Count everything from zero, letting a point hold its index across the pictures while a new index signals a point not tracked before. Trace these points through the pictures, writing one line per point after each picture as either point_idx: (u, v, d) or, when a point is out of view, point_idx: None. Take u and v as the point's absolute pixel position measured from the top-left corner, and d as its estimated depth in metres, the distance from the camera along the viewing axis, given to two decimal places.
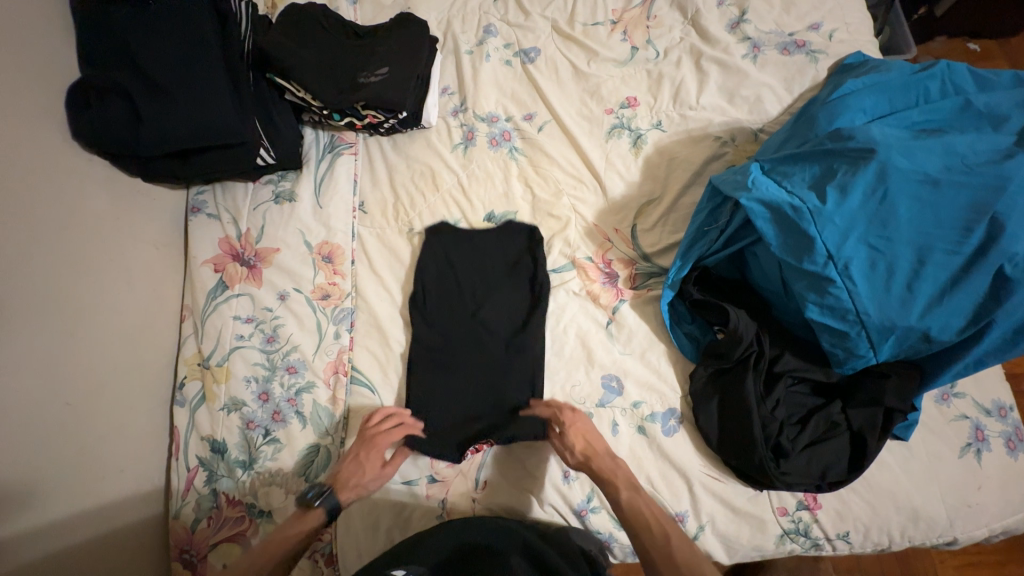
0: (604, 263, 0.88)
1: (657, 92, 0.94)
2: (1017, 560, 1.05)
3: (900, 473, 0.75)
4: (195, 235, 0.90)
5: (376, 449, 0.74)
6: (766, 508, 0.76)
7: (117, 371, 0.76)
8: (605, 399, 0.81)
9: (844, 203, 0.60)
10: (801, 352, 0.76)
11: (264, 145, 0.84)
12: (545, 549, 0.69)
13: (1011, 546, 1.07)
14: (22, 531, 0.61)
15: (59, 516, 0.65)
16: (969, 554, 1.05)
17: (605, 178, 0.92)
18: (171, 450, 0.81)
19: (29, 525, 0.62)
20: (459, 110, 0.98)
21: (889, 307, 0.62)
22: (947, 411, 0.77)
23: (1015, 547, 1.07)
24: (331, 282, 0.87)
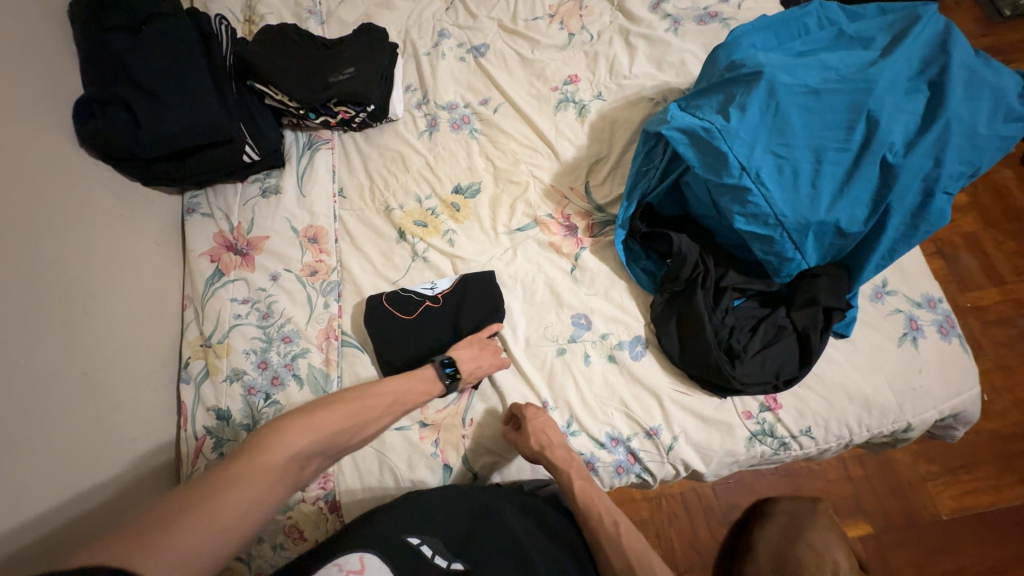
0: (563, 218, 0.98)
1: (595, 68, 1.07)
2: (982, 477, 1.26)
3: (847, 367, 0.82)
4: (192, 231, 0.99)
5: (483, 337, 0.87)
6: (732, 413, 0.82)
7: (126, 347, 0.84)
8: (576, 334, 0.88)
9: (744, 118, 0.71)
10: (744, 270, 0.84)
11: (249, 143, 0.95)
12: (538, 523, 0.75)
13: (975, 468, 1.27)
14: (56, 482, 0.68)
15: (87, 468, 0.72)
16: (943, 475, 1.26)
17: (557, 144, 1.02)
18: (180, 422, 0.87)
19: (62, 479, 0.68)
20: (422, 102, 1.09)
21: (801, 205, 0.71)
22: (882, 307, 0.85)
23: (975, 466, 1.27)
24: (318, 259, 0.96)
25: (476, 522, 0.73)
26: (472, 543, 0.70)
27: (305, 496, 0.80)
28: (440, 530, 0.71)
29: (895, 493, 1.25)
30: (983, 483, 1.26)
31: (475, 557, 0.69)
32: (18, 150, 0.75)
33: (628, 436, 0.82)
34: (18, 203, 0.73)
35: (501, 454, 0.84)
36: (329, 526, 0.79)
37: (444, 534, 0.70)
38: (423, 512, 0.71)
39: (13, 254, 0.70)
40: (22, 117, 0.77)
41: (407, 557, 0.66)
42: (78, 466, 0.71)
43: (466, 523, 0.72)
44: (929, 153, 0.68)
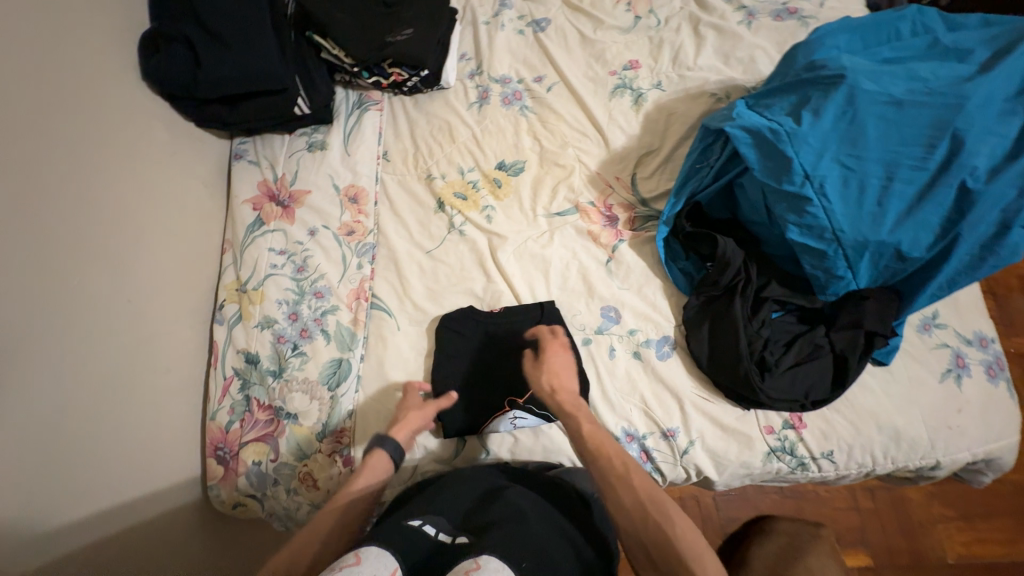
0: (605, 207, 0.96)
1: (658, 55, 1.03)
2: (997, 529, 1.22)
3: (882, 396, 0.79)
4: (238, 177, 1.01)
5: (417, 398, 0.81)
6: (754, 426, 0.81)
7: (168, 281, 0.87)
8: (604, 326, 0.88)
9: (817, 123, 0.68)
10: (787, 283, 0.81)
11: (301, 95, 0.96)
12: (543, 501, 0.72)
13: (992, 518, 1.23)
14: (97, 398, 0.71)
15: (127, 390, 0.76)
16: (956, 521, 1.22)
17: (608, 131, 1.00)
18: (211, 360, 0.90)
19: (103, 396, 0.72)
20: (475, 73, 1.07)
21: (862, 223, 0.68)
22: (929, 339, 0.81)
23: (992, 516, 1.23)
24: (356, 220, 0.97)
25: (481, 501, 0.69)
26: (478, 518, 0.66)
27: (322, 446, 0.82)
28: (443, 505, 0.68)
29: (902, 531, 1.22)
30: (999, 536, 1.21)
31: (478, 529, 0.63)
32: (80, 77, 0.76)
33: (644, 434, 0.82)
34: (80, 127, 0.75)
35: (512, 433, 0.83)
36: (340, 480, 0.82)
37: (448, 512, 0.67)
38: (420, 506, 0.68)
39: (72, 177, 0.72)
40: (88, 45, 0.78)
41: (410, 540, 0.60)
42: (119, 386, 0.75)
43: (471, 501, 0.69)
44: (1013, 183, 0.64)
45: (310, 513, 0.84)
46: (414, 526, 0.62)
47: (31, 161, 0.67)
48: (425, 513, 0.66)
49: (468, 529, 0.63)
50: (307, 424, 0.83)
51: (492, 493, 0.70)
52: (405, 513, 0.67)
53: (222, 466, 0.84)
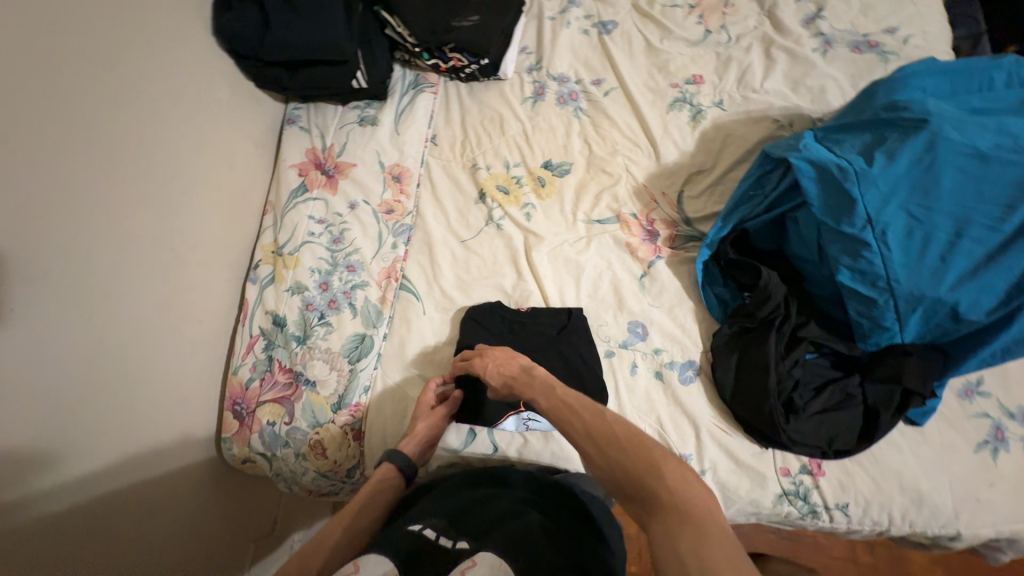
0: (647, 221, 0.94)
1: (724, 73, 1.00)
2: None
3: (909, 456, 0.76)
4: (288, 142, 1.02)
5: (428, 408, 0.81)
6: (769, 466, 0.79)
7: (211, 234, 0.89)
8: (629, 341, 0.86)
9: (889, 167, 0.65)
10: (827, 325, 0.79)
11: (361, 69, 0.96)
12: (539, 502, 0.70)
13: None
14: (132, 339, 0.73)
15: (160, 335, 0.78)
16: None
17: (661, 145, 0.97)
18: (240, 317, 0.92)
19: (137, 338, 0.74)
20: (534, 68, 1.06)
21: (920, 277, 0.65)
22: (969, 407, 0.78)
23: None
24: (396, 199, 0.97)
25: (474, 502, 0.69)
26: (471, 517, 0.65)
27: (336, 417, 0.84)
28: (435, 508, 0.68)
29: None
30: None
31: (473, 529, 0.62)
32: (152, 26, 0.78)
33: None
34: (144, 76, 0.77)
35: (522, 433, 0.83)
36: (348, 452, 0.84)
37: (441, 512, 0.67)
38: (415, 513, 0.67)
39: (133, 122, 0.74)
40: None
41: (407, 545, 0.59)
42: (153, 330, 0.77)
43: (463, 502, 0.69)
44: None
45: (314, 480, 0.86)
46: (411, 530, 0.62)
47: (96, 103, 0.69)
48: (419, 519, 0.65)
49: (466, 526, 0.63)
50: (324, 393, 0.84)
51: (484, 497, 0.70)
52: (404, 518, 0.67)
53: (238, 420, 0.87)
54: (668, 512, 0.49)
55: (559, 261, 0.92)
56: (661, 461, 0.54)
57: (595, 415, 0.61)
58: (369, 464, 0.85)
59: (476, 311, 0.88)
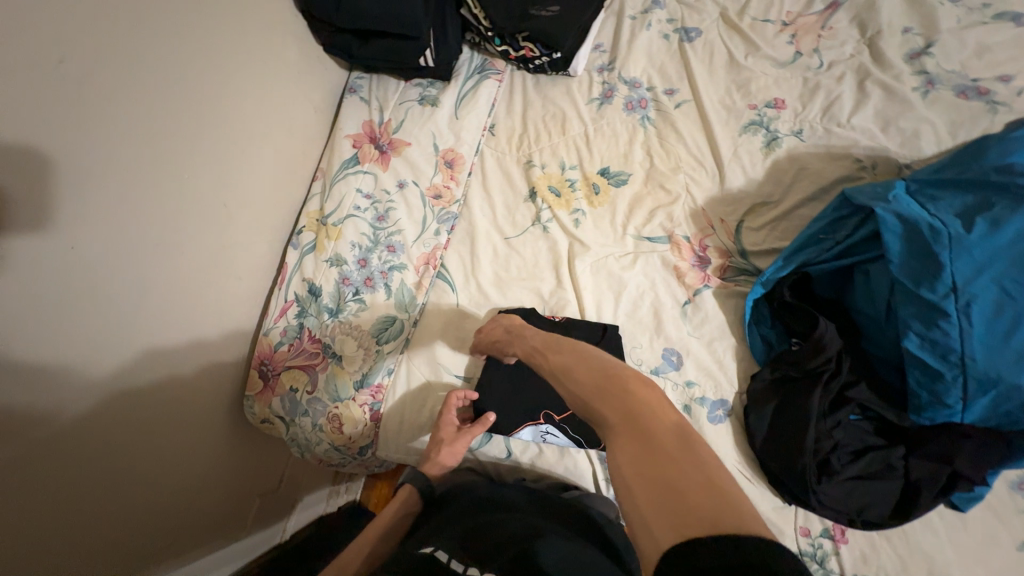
0: (699, 246, 0.90)
1: (808, 101, 0.93)
2: None
3: (943, 540, 0.72)
4: (346, 111, 1.02)
5: (453, 430, 0.80)
6: (789, 523, 0.75)
7: (262, 195, 0.90)
8: (661, 368, 0.83)
9: (990, 237, 0.60)
10: (879, 389, 0.74)
11: (430, 49, 0.95)
12: (550, 524, 0.67)
13: None
14: (175, 289, 0.75)
15: (201, 287, 0.79)
16: None
17: (727, 168, 0.92)
18: (278, 280, 0.93)
19: (180, 289, 0.75)
20: (605, 68, 1.01)
21: (1001, 359, 0.60)
22: (1020, 501, 0.73)
23: None
24: (445, 185, 0.95)
25: (483, 524, 0.66)
26: (482, 540, 0.62)
27: (357, 395, 0.85)
28: (444, 532, 0.65)
29: None
30: None
31: (483, 552, 0.59)
32: None
33: None
34: (217, 28, 0.77)
35: (538, 444, 0.83)
36: (364, 431, 0.85)
37: (449, 535, 0.64)
38: (424, 539, 0.64)
39: (202, 74, 0.74)
40: None
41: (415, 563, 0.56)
42: (196, 283, 0.78)
43: (471, 526, 0.66)
44: None
45: (327, 451, 0.87)
46: (422, 552, 0.58)
47: (169, 51, 0.69)
48: (428, 542, 0.63)
49: (471, 545, 0.61)
50: (348, 368, 0.85)
51: (494, 520, 0.67)
52: (413, 544, 0.63)
53: (263, 381, 0.89)
54: (617, 428, 0.45)
55: (600, 273, 0.90)
56: (629, 380, 0.49)
57: (557, 350, 0.61)
58: (383, 446, 0.88)
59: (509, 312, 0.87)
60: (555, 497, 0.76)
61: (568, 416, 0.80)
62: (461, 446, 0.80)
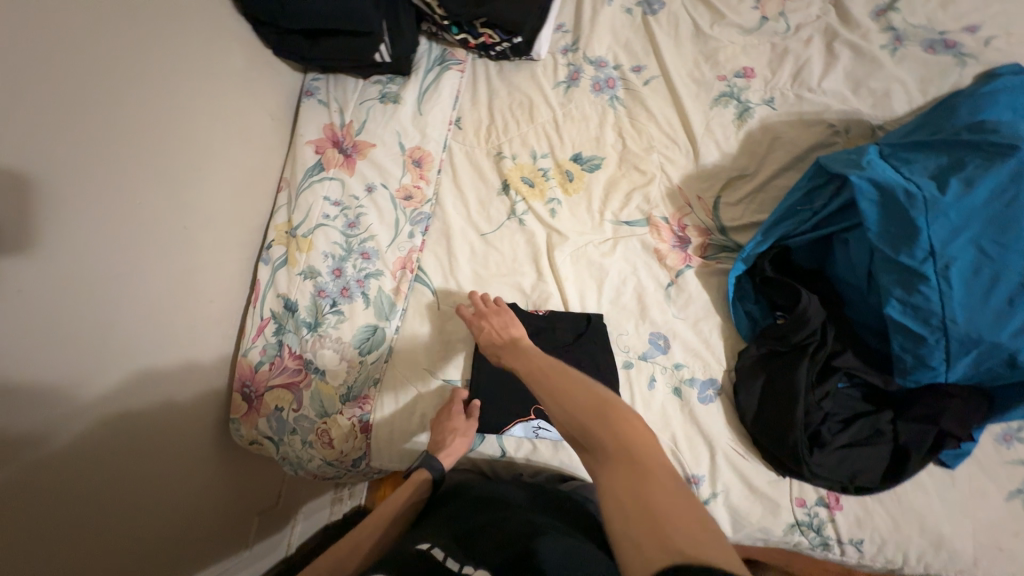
0: (678, 226, 0.88)
1: (778, 67, 0.91)
2: None
3: (934, 498, 0.73)
4: (305, 115, 0.98)
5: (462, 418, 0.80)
6: (784, 494, 0.76)
7: (225, 212, 0.86)
8: (649, 353, 0.83)
9: (963, 197, 0.59)
10: (865, 356, 0.74)
11: (385, 42, 0.89)
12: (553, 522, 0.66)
13: None
14: (140, 321, 0.71)
15: (170, 316, 0.76)
16: None
17: (701, 143, 0.90)
18: (251, 298, 0.90)
19: (146, 320, 0.72)
20: (569, 49, 0.98)
21: (982, 318, 0.61)
22: (1005, 452, 0.74)
23: None
24: (415, 185, 0.92)
25: (484, 521, 0.66)
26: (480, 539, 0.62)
27: (344, 409, 0.83)
28: (444, 530, 0.65)
29: None
30: None
31: (481, 548, 0.60)
32: None
33: None
34: (152, 42, 0.72)
35: (532, 440, 0.81)
36: (355, 443, 0.84)
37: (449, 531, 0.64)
38: (424, 533, 0.65)
39: (141, 92, 0.70)
40: None
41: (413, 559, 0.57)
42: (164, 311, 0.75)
43: (472, 523, 0.66)
44: None
45: (320, 466, 0.86)
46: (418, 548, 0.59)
47: (100, 72, 0.65)
48: (427, 536, 0.63)
49: (466, 539, 0.62)
50: (333, 383, 0.83)
51: (496, 515, 0.67)
52: (414, 538, 0.64)
53: (247, 403, 0.86)
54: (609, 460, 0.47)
55: (580, 262, 0.88)
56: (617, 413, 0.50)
57: (548, 372, 0.60)
58: (375, 456, 0.86)
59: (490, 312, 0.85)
60: (555, 490, 0.76)
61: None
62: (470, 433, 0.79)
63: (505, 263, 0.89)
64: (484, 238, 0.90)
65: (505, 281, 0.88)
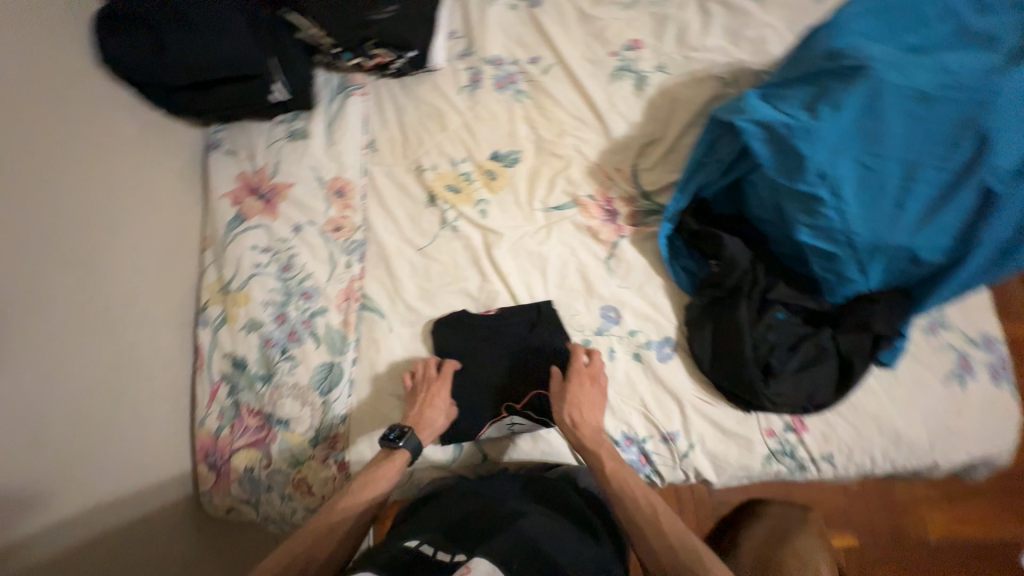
0: (605, 201, 0.91)
1: (661, 34, 0.96)
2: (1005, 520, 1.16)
3: (884, 398, 0.78)
4: (214, 169, 0.95)
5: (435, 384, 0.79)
6: (755, 429, 0.79)
7: (146, 284, 0.82)
8: (603, 327, 0.85)
9: (835, 119, 0.65)
10: (795, 284, 0.79)
11: (278, 81, 0.88)
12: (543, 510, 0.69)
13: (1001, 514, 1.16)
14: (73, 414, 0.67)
15: (107, 402, 0.72)
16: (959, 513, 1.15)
17: (608, 118, 0.94)
18: (196, 365, 0.87)
19: (80, 412, 0.68)
20: (466, 53, 1.00)
21: (880, 224, 0.66)
22: (934, 341, 0.80)
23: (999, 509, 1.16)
24: (342, 215, 0.92)
25: (473, 512, 0.69)
26: (472, 530, 0.66)
27: (315, 453, 0.81)
28: (436, 522, 0.69)
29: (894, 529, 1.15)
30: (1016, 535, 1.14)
31: (472, 538, 0.64)
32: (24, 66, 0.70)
33: (643, 438, 0.80)
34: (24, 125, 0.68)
35: (509, 438, 0.83)
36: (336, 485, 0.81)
37: (440, 523, 0.68)
38: (414, 524, 0.69)
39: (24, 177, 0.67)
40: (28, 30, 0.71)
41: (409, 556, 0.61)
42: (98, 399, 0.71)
43: (463, 513, 0.70)
44: None
45: (305, 518, 0.83)
46: (408, 546, 0.63)
47: None
48: (418, 530, 0.67)
49: (454, 536, 0.65)
50: (299, 430, 0.81)
51: (486, 503, 0.71)
52: (404, 531, 0.68)
53: (214, 472, 0.83)
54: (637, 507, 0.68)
55: (520, 255, 0.89)
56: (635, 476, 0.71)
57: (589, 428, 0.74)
58: None
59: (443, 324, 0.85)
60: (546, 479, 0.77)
61: (529, 401, 0.81)
62: (450, 400, 0.79)
63: (447, 272, 0.89)
64: (423, 252, 0.90)
65: (452, 289, 0.88)
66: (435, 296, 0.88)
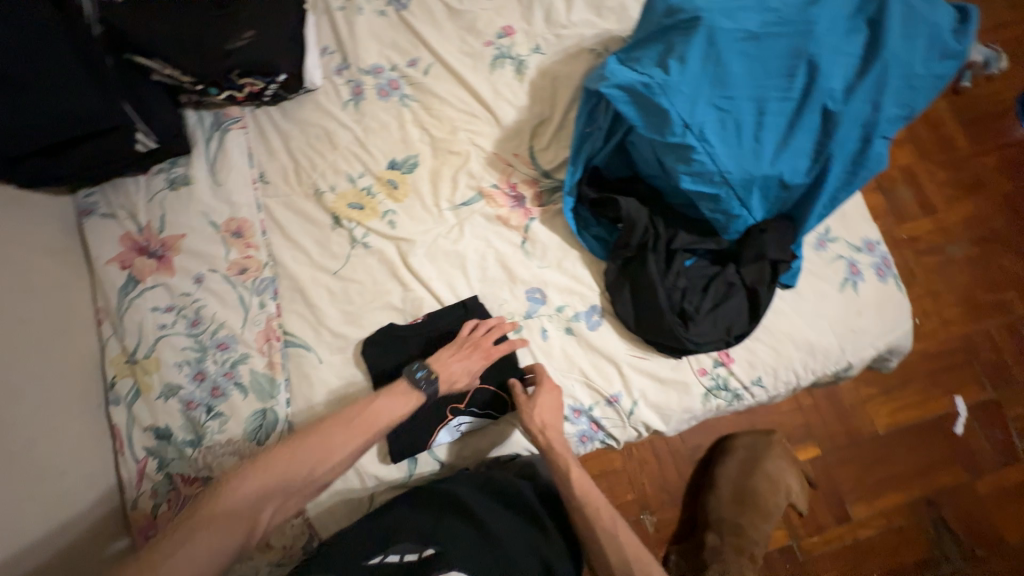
0: (509, 187, 0.92)
1: (530, 17, 0.98)
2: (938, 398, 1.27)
3: (794, 316, 0.84)
4: (93, 237, 0.88)
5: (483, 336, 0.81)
6: (688, 372, 0.84)
7: (35, 374, 0.75)
8: (531, 310, 0.86)
9: (684, 71, 0.69)
10: (694, 230, 0.83)
11: (141, 130, 0.84)
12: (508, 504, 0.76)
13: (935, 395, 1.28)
14: None
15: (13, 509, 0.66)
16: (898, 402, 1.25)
17: (496, 107, 0.95)
18: (116, 446, 0.81)
19: None
20: (343, 67, 0.98)
21: (747, 159, 0.72)
22: (825, 255, 0.87)
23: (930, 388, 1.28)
24: (245, 256, 0.88)
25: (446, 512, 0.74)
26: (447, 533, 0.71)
27: None
28: (413, 523, 0.72)
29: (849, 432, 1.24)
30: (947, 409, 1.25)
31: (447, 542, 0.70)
32: None
33: (590, 406, 0.83)
34: None
35: (461, 439, 0.83)
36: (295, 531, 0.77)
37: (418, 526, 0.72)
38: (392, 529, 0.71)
39: None
40: None
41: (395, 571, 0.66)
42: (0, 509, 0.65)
43: (438, 512, 0.74)
44: (868, 98, 0.71)
45: None
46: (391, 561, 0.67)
47: None
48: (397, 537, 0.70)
49: (440, 541, 0.70)
50: None
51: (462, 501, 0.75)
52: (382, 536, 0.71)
53: None
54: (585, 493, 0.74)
55: (437, 258, 0.89)
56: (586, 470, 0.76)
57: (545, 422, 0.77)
58: (324, 528, 0.78)
59: (374, 342, 0.84)
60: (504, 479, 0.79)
61: (472, 399, 0.81)
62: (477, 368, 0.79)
63: (368, 289, 0.88)
64: (338, 275, 0.88)
65: (376, 306, 0.87)
66: (360, 317, 0.86)
